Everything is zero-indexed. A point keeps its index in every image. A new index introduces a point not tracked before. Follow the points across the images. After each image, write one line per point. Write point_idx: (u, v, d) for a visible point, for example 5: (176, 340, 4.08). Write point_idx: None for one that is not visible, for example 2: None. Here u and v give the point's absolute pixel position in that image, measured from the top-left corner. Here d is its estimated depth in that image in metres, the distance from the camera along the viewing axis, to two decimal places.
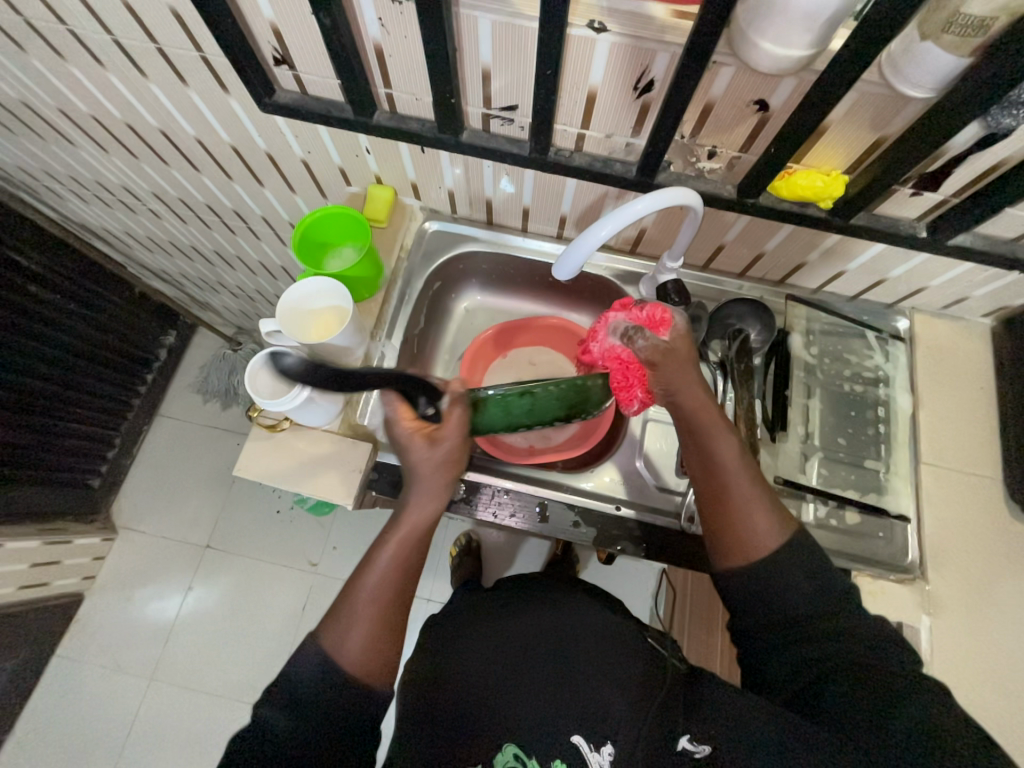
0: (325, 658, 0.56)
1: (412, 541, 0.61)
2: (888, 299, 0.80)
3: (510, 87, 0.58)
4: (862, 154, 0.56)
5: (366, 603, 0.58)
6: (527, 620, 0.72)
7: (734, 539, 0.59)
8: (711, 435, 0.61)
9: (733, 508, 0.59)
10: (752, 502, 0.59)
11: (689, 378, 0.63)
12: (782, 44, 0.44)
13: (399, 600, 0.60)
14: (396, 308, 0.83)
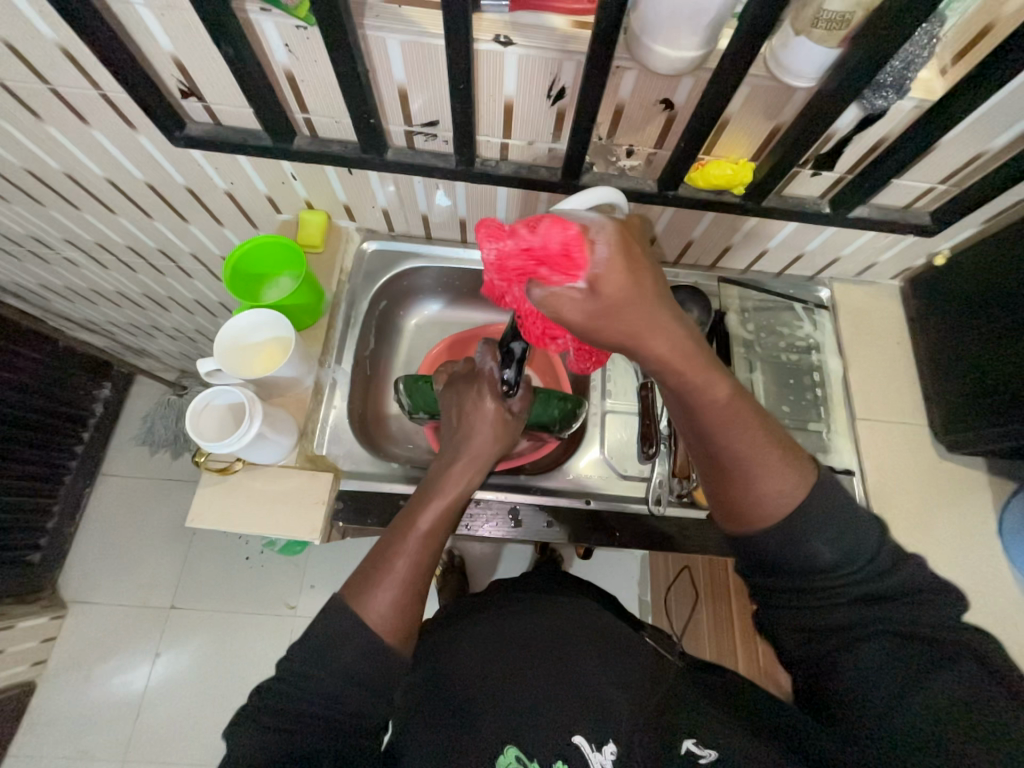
0: (357, 612, 0.54)
1: (455, 510, 0.64)
2: (808, 272, 0.86)
3: (427, 103, 0.59)
4: (763, 141, 0.60)
5: (402, 562, 0.58)
6: (524, 622, 0.71)
7: (744, 503, 0.52)
8: (698, 387, 0.47)
9: (740, 473, 0.51)
10: (763, 458, 0.51)
11: (664, 325, 0.43)
12: (674, 46, 0.47)
13: (431, 567, 0.60)
14: (343, 332, 0.82)
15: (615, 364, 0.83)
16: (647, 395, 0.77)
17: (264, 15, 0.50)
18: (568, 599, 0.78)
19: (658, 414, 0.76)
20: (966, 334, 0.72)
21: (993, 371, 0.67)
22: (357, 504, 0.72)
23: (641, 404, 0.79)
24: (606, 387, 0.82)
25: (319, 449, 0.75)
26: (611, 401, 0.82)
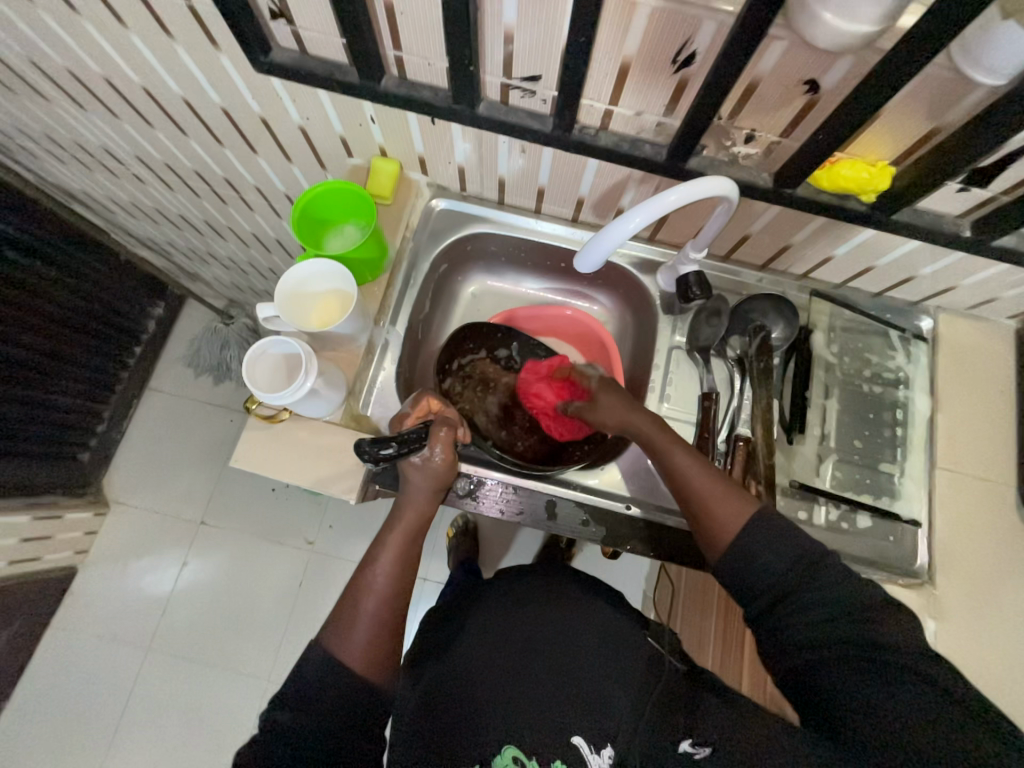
0: (335, 657, 0.55)
1: (411, 543, 0.64)
2: (912, 297, 0.77)
3: (533, 55, 0.53)
4: (914, 145, 0.52)
5: (371, 601, 0.59)
6: (532, 619, 0.71)
7: (705, 535, 0.60)
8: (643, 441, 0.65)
9: (687, 497, 0.61)
10: (697, 489, 0.60)
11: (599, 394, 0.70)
12: (847, 16, 0.39)
13: (398, 594, 0.61)
14: (401, 293, 0.78)
15: (678, 367, 0.78)
16: (708, 407, 0.73)
17: None
18: (577, 595, 0.77)
19: (716, 428, 0.73)
20: None
21: None
22: (395, 471, 0.71)
23: (700, 415, 0.74)
24: (665, 390, 0.77)
25: (364, 409, 0.74)
26: (668, 406, 0.77)
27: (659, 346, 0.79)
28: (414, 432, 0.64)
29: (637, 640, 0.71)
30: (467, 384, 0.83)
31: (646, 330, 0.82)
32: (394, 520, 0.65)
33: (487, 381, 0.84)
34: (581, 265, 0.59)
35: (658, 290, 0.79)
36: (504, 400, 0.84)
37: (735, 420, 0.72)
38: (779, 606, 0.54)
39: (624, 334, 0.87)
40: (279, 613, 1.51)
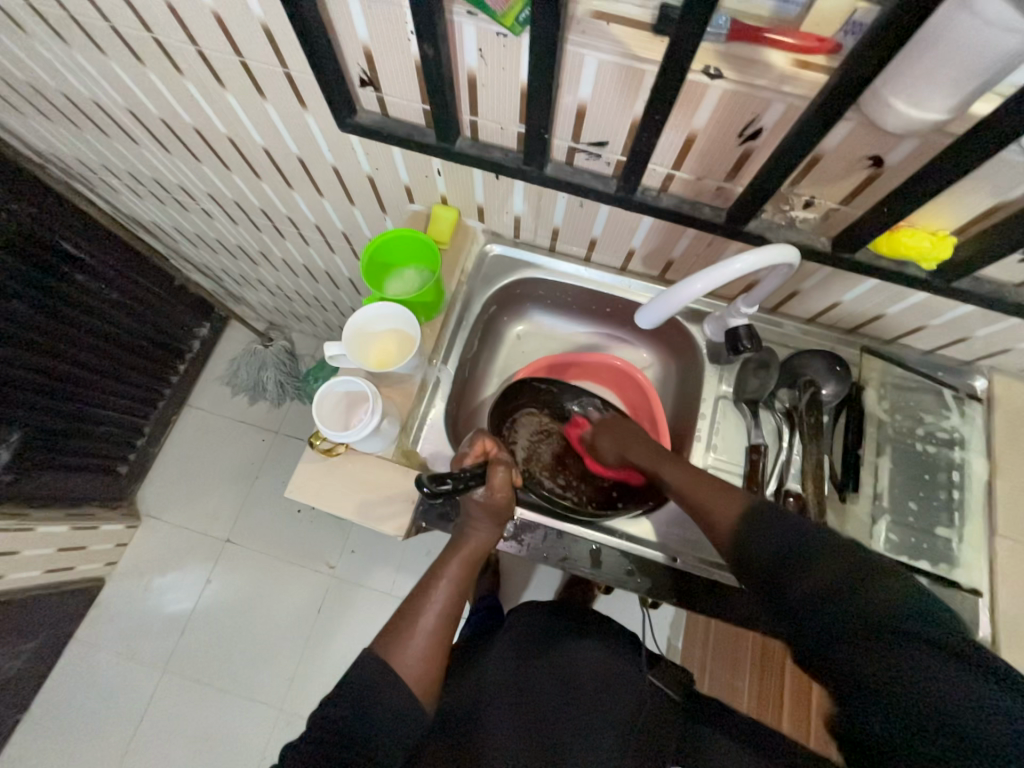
0: (395, 662, 0.56)
1: (470, 571, 0.65)
2: (965, 357, 0.77)
3: (603, 124, 0.56)
4: (975, 218, 0.53)
5: (433, 617, 0.60)
6: (533, 656, 0.73)
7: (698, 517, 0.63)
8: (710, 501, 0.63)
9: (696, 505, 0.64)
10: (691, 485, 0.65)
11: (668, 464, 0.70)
12: (920, 107, 0.42)
13: (452, 620, 0.62)
14: (453, 332, 0.81)
15: (725, 416, 0.78)
16: (757, 459, 0.72)
17: (468, 18, 0.49)
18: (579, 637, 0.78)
19: (764, 481, 0.71)
20: None
21: None
22: (441, 507, 0.72)
23: (747, 467, 0.73)
24: (712, 439, 0.77)
25: (414, 445, 0.76)
26: (714, 455, 0.77)
27: (705, 395, 0.79)
28: (471, 471, 0.64)
29: (629, 672, 0.73)
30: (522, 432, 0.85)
31: (691, 378, 0.83)
32: (453, 546, 0.66)
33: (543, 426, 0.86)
34: (642, 320, 0.62)
35: (705, 339, 0.81)
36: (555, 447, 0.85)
37: (784, 475, 0.71)
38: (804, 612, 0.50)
39: (667, 380, 0.89)
40: (297, 637, 1.50)
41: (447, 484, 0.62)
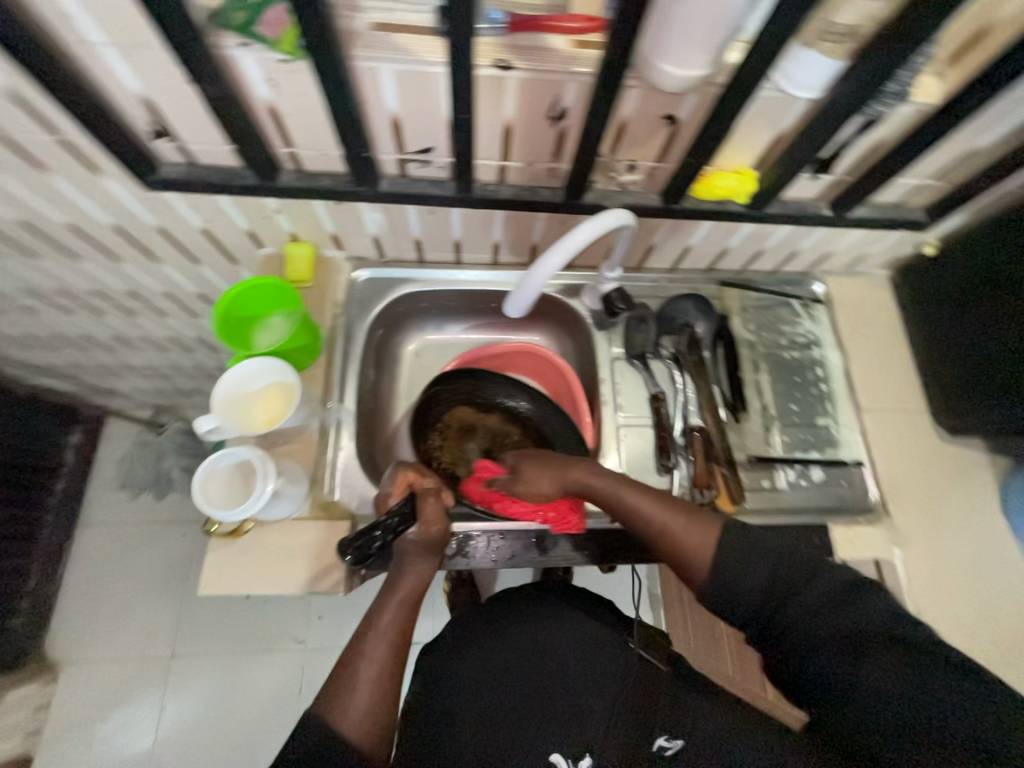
0: (339, 724, 0.53)
1: (410, 609, 0.63)
2: (802, 267, 0.88)
3: (422, 131, 0.56)
4: (765, 152, 0.60)
5: (372, 669, 0.57)
6: (505, 639, 0.70)
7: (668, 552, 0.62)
8: (687, 538, 0.61)
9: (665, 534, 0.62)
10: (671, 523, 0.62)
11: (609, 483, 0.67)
12: (685, 66, 0.46)
13: (398, 661, 0.59)
14: (343, 367, 0.77)
15: (623, 377, 0.82)
16: (660, 406, 0.78)
17: (244, 50, 0.46)
18: (555, 603, 0.76)
19: (671, 424, 0.78)
20: (970, 318, 0.73)
21: (1005, 350, 0.68)
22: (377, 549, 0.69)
23: (653, 416, 0.79)
24: (617, 401, 0.81)
25: (332, 495, 0.71)
26: (623, 414, 0.80)
27: (601, 360, 0.83)
28: (397, 516, 0.62)
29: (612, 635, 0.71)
30: (448, 435, 0.83)
31: (586, 349, 0.87)
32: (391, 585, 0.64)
33: (468, 427, 0.85)
34: (513, 309, 0.65)
35: (587, 309, 0.84)
36: (485, 446, 0.84)
37: (686, 412, 0.78)
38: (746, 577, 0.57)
39: (566, 357, 0.92)
40: (281, 728, 1.38)
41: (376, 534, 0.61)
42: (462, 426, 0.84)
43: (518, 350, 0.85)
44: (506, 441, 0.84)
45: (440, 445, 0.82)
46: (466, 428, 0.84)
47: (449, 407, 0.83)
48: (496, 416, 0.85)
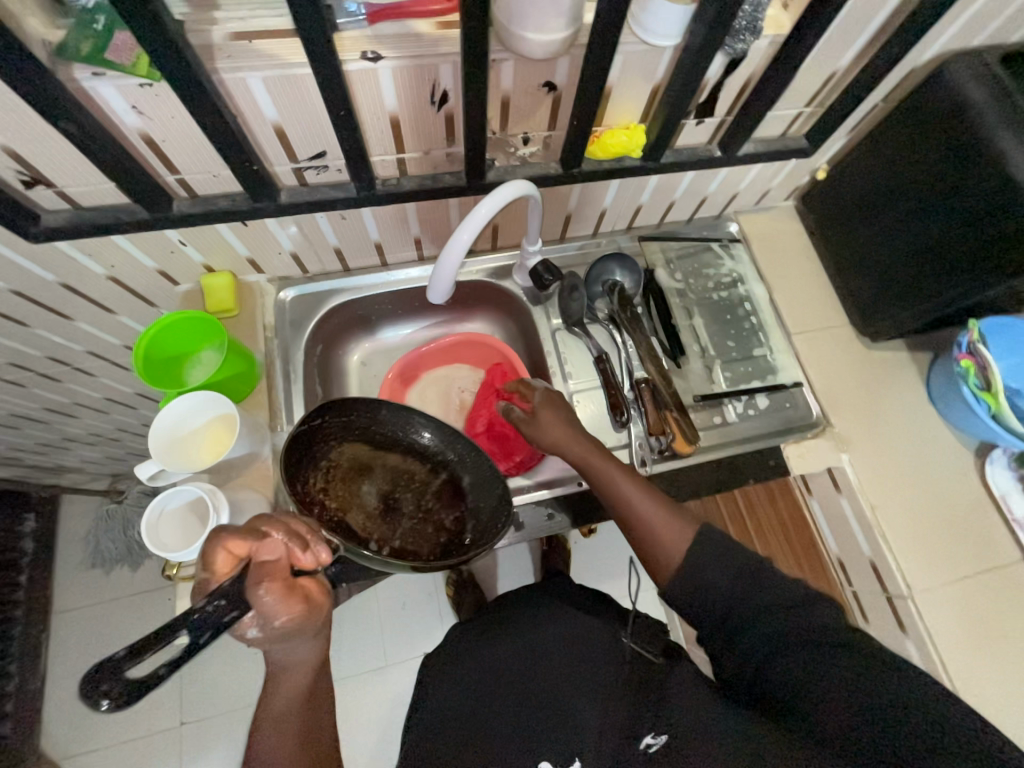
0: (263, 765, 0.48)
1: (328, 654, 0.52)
2: (715, 211, 0.92)
3: (309, 136, 0.56)
4: (647, 105, 0.62)
5: (300, 711, 0.49)
6: (497, 649, 0.73)
7: (647, 543, 0.62)
8: (665, 536, 0.61)
9: (646, 526, 0.62)
10: (652, 515, 0.62)
11: (618, 476, 0.65)
12: (545, 30, 0.47)
13: (318, 700, 0.51)
14: (287, 390, 0.76)
15: (566, 345, 0.84)
16: (605, 367, 0.80)
17: (98, 79, 0.45)
18: (553, 609, 0.80)
19: (619, 382, 0.80)
20: (868, 231, 0.79)
21: (900, 254, 0.74)
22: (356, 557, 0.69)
23: (602, 378, 0.81)
24: (565, 370, 0.83)
25: None
26: (574, 382, 0.82)
27: (543, 334, 0.85)
28: (220, 596, 0.42)
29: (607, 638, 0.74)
30: (334, 476, 0.69)
31: (528, 326, 0.88)
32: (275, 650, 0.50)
33: (364, 464, 0.71)
34: (438, 296, 0.61)
35: (520, 288, 0.86)
36: (385, 489, 0.71)
37: (631, 368, 0.81)
38: (711, 575, 0.56)
39: (512, 338, 0.93)
40: None
41: (159, 674, 0.38)
42: (356, 461, 0.71)
43: (463, 341, 0.88)
44: (410, 480, 0.72)
45: (324, 489, 0.67)
46: (359, 461, 0.71)
47: (338, 442, 0.70)
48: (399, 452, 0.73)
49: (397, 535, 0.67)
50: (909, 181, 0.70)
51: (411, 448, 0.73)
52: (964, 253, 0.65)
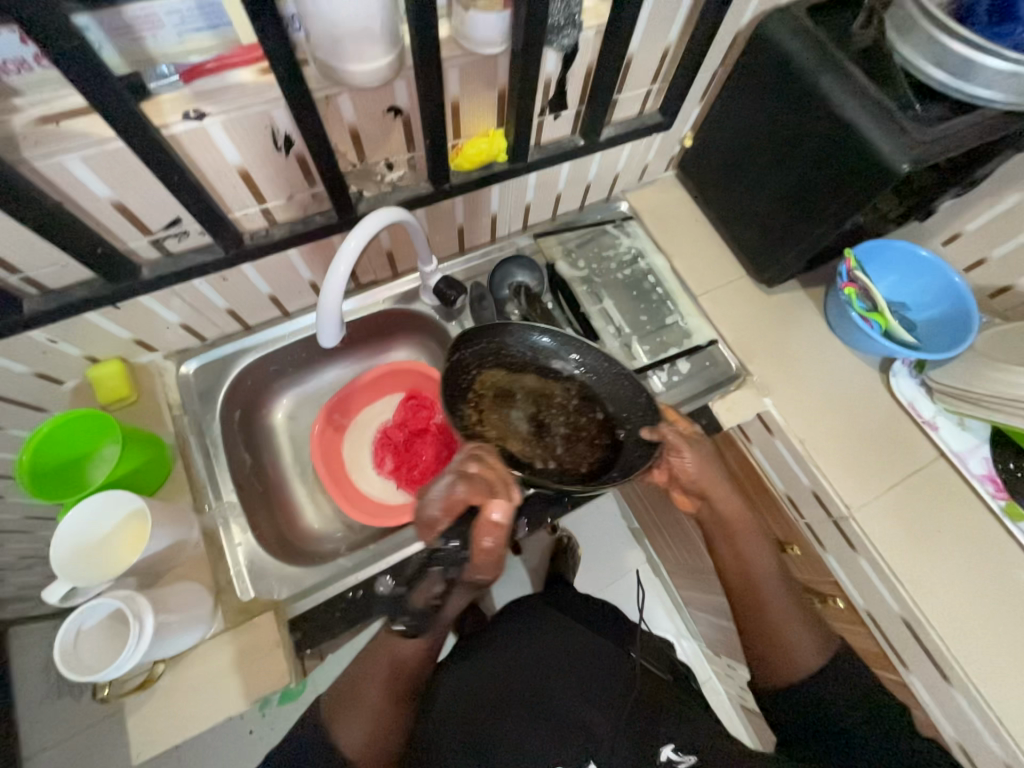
0: (329, 732, 0.57)
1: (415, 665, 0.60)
2: (603, 193, 0.94)
3: (155, 206, 0.53)
4: (499, 110, 0.63)
5: (380, 691, 0.58)
6: (525, 655, 0.76)
7: (768, 642, 0.65)
8: (797, 637, 0.64)
9: (776, 612, 0.65)
10: (788, 614, 0.65)
11: (753, 545, 0.67)
12: (366, 59, 0.47)
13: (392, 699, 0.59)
14: (208, 466, 0.72)
15: None
16: None
17: None
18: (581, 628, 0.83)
19: None
20: (741, 187, 0.83)
21: (772, 204, 0.78)
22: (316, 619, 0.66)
23: None
24: None
25: (246, 596, 0.66)
26: None
27: None
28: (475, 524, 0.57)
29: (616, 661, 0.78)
30: (484, 406, 0.68)
31: (447, 343, 0.87)
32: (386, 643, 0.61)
33: (503, 392, 0.69)
34: (330, 340, 0.58)
35: (430, 308, 0.85)
36: (531, 411, 0.69)
37: None
38: (829, 694, 0.62)
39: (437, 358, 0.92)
40: None
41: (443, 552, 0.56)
42: (522, 362, 0.69)
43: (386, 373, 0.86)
44: (549, 399, 0.69)
45: (481, 422, 0.67)
46: (522, 365, 0.69)
47: (477, 371, 0.68)
48: (532, 379, 0.69)
49: (559, 452, 0.67)
50: (763, 136, 0.74)
51: (549, 373, 0.70)
52: (837, 204, 0.68)
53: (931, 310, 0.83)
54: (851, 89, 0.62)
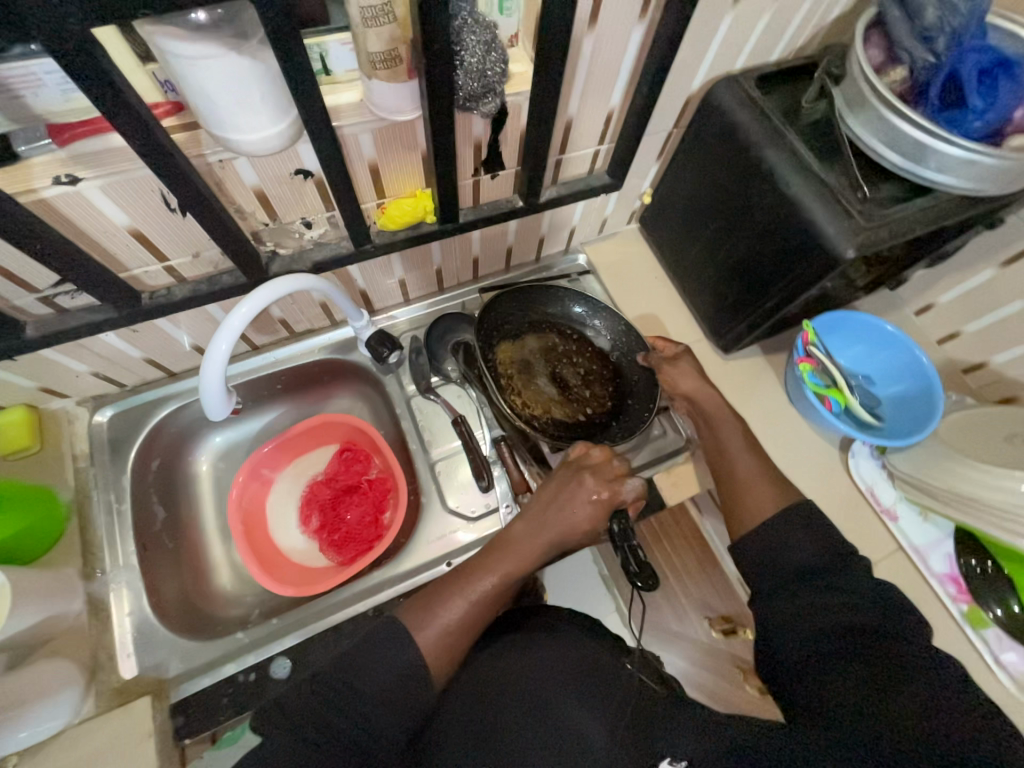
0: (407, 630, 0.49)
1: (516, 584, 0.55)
2: (561, 246, 0.91)
3: (36, 267, 0.50)
4: (425, 171, 0.61)
5: (464, 603, 0.51)
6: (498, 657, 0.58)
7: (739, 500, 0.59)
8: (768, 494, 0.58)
9: (748, 481, 0.60)
10: (755, 473, 0.60)
11: (729, 426, 0.66)
12: (249, 131, 0.44)
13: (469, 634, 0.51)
14: (109, 526, 0.68)
15: (423, 412, 0.79)
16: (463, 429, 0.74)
17: None
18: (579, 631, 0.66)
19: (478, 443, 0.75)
20: (697, 249, 0.79)
21: (722, 272, 0.75)
22: (199, 705, 0.61)
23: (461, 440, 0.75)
24: (424, 438, 0.77)
25: (127, 673, 0.62)
26: (435, 449, 0.76)
27: (398, 403, 0.80)
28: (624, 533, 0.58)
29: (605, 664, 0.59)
30: (517, 386, 0.75)
31: (384, 398, 0.83)
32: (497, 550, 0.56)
33: (520, 363, 0.77)
34: (218, 411, 0.57)
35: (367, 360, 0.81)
36: (549, 370, 0.78)
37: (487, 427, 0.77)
38: (832, 590, 0.46)
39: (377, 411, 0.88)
40: None
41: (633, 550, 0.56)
42: (522, 362, 0.77)
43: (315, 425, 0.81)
44: (556, 352, 0.79)
45: (524, 401, 0.75)
46: (520, 359, 0.77)
47: (490, 350, 0.75)
48: (533, 338, 0.79)
49: (586, 395, 0.77)
50: (715, 202, 0.71)
51: (544, 328, 0.79)
52: (784, 283, 0.64)
53: (893, 386, 0.78)
54: (797, 166, 0.59)
